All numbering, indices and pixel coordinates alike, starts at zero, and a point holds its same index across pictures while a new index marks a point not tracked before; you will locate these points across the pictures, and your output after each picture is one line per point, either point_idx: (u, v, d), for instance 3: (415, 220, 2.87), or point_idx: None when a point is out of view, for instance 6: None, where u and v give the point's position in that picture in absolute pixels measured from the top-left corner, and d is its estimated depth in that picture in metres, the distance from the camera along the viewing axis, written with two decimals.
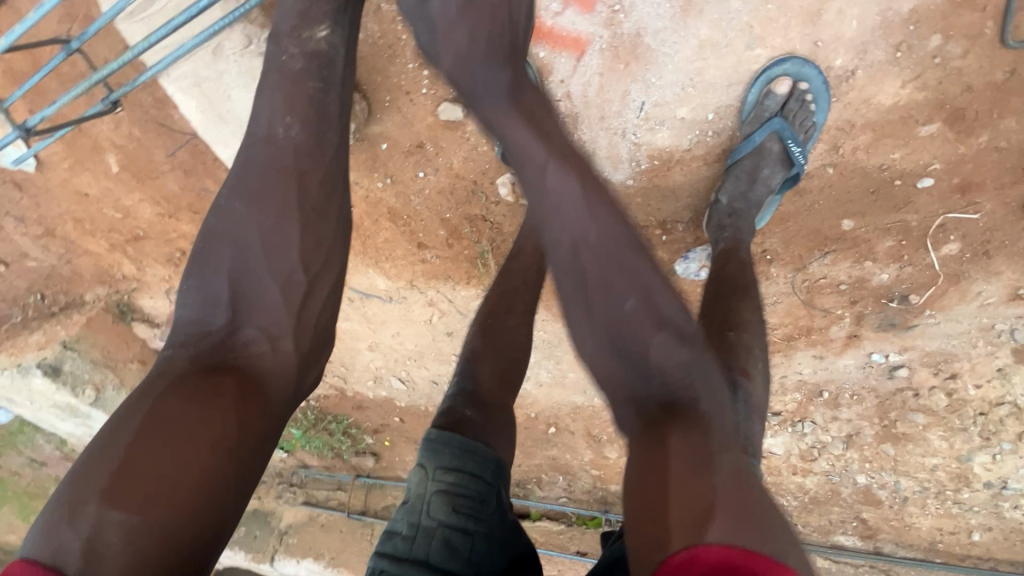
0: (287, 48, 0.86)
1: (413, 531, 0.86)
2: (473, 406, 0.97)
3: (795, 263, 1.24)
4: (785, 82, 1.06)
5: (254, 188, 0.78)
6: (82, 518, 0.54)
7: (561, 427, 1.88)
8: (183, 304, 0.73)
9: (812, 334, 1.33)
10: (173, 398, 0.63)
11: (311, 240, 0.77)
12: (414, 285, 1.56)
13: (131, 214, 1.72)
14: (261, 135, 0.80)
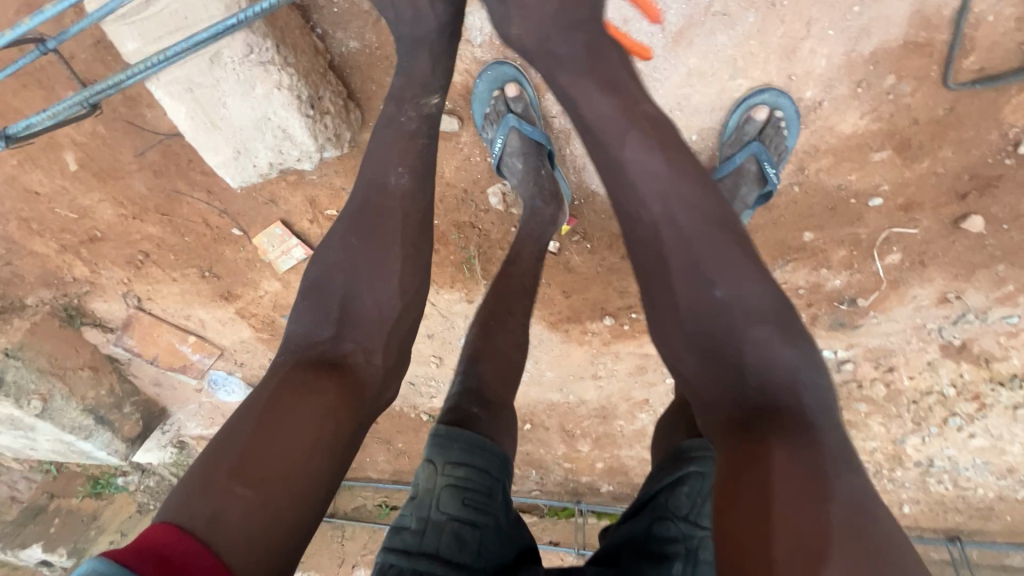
0: (406, 111, 0.93)
1: (421, 525, 0.82)
2: (480, 404, 0.93)
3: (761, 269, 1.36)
4: (763, 109, 1.17)
5: (365, 221, 0.83)
6: (210, 491, 0.59)
7: (536, 424, 1.94)
8: (296, 317, 0.78)
9: None
10: (288, 392, 0.67)
11: (409, 271, 0.82)
12: None
13: (88, 214, 1.62)
14: (371, 180, 0.87)
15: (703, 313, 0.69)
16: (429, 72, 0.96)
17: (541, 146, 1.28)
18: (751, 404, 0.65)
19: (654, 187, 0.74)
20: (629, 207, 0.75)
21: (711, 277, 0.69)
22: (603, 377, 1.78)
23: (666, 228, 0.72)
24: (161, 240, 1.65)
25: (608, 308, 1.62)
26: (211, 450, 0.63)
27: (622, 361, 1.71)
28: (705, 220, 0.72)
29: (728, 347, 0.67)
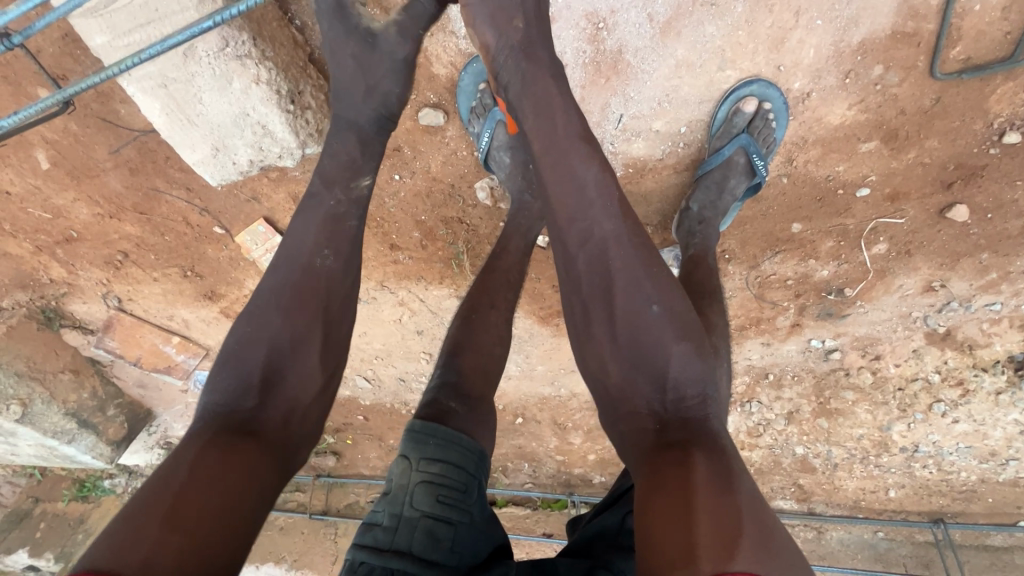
0: (334, 193, 0.88)
1: (394, 521, 0.80)
2: (458, 399, 0.93)
3: (749, 261, 1.37)
4: (752, 101, 1.16)
5: (290, 289, 0.79)
6: (141, 544, 0.53)
7: (528, 418, 1.94)
8: (212, 389, 0.72)
9: (761, 323, 1.48)
10: (214, 449, 0.64)
11: (327, 354, 0.79)
12: (385, 285, 1.55)
13: (63, 214, 1.57)
14: (299, 259, 0.82)
15: (634, 327, 0.71)
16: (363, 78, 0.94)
17: None
18: (663, 416, 0.69)
19: (599, 206, 0.73)
20: (575, 224, 0.73)
21: (643, 298, 0.71)
22: None
23: (607, 244, 0.72)
24: (140, 239, 1.60)
25: None
26: (129, 507, 0.57)
27: None
28: (639, 249, 0.72)
29: (653, 362, 0.70)
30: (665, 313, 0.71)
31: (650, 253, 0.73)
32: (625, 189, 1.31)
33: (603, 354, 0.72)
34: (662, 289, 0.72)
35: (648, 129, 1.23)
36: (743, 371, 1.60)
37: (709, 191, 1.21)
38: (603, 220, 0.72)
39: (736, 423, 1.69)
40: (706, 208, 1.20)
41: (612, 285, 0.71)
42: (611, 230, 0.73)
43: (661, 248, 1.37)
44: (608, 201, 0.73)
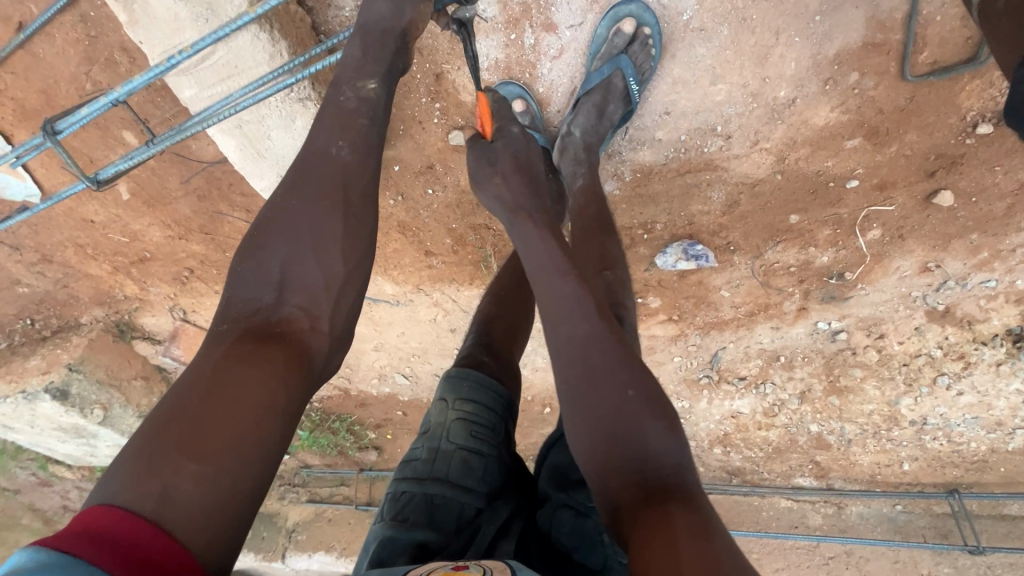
0: (343, 92, 0.92)
1: (433, 453, 0.95)
2: (488, 351, 1.10)
3: (754, 251, 1.49)
4: (630, 22, 1.19)
5: (309, 190, 0.84)
6: (150, 469, 0.59)
7: (555, 407, 2.08)
8: (234, 285, 0.79)
9: (770, 309, 1.60)
10: (232, 362, 0.69)
11: (351, 242, 0.84)
12: (421, 288, 1.73)
13: (138, 237, 1.79)
14: (315, 150, 0.87)
15: (612, 403, 0.73)
16: (362, 55, 0.94)
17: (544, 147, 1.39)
18: (645, 482, 0.69)
19: (574, 308, 0.78)
20: (553, 318, 0.79)
21: (614, 378, 0.74)
22: None
23: (580, 328, 0.77)
24: (205, 257, 1.81)
25: None
26: (143, 426, 0.63)
27: None
28: (614, 346, 0.76)
29: (631, 438, 0.72)
30: (639, 395, 0.73)
31: (624, 349, 0.77)
32: (635, 192, 1.46)
33: (584, 434, 0.74)
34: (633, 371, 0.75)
35: (651, 138, 1.39)
36: (756, 354, 1.72)
37: (587, 113, 1.21)
38: (577, 317, 0.78)
39: (752, 404, 1.81)
40: (588, 132, 1.21)
41: (590, 372, 0.75)
42: (585, 325, 0.77)
43: (670, 243, 1.50)
44: (585, 306, 0.78)
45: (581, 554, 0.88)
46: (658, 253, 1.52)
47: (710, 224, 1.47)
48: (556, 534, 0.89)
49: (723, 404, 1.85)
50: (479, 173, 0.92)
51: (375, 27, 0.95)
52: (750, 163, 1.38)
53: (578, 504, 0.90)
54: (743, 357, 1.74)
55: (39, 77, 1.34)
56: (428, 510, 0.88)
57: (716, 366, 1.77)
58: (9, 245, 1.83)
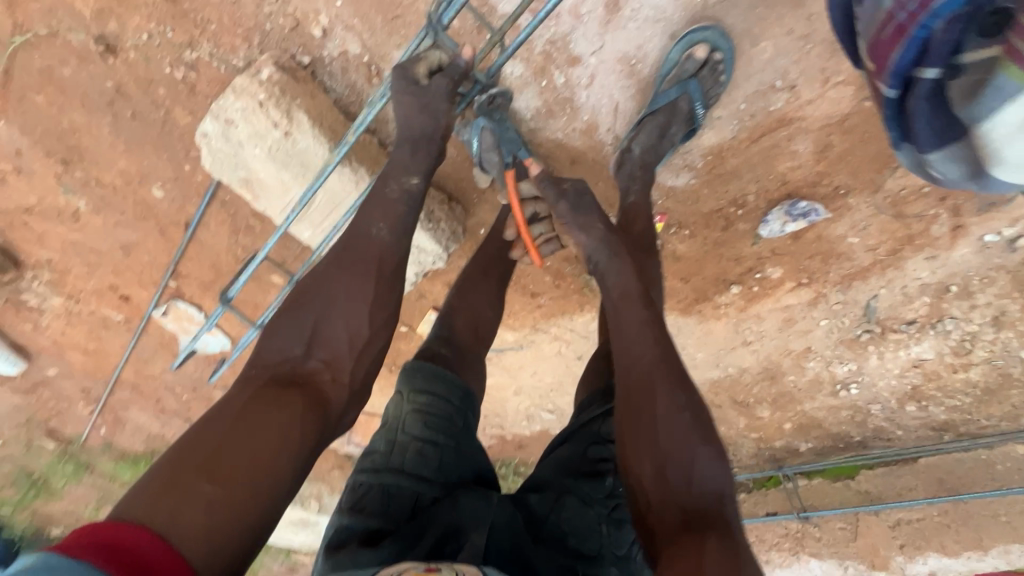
0: (389, 182, 0.98)
1: (389, 446, 0.92)
2: (447, 345, 1.11)
3: (871, 187, 1.37)
4: (703, 48, 1.17)
5: (345, 259, 0.91)
6: (170, 490, 0.64)
7: (707, 404, 1.96)
8: (270, 335, 0.85)
9: (916, 239, 1.44)
10: (258, 403, 0.75)
11: (379, 310, 0.89)
12: (538, 327, 1.87)
13: None
14: (358, 231, 0.93)
15: (671, 422, 0.80)
16: (411, 156, 1.00)
17: (597, 163, 1.36)
18: (688, 505, 0.75)
19: (646, 336, 0.87)
20: (626, 340, 0.89)
21: (671, 401, 0.81)
22: (755, 341, 1.75)
23: (647, 357, 0.85)
24: None
25: (731, 277, 1.59)
26: (173, 451, 0.69)
27: (767, 321, 1.67)
28: (677, 374, 0.83)
29: (679, 458, 0.78)
30: (693, 421, 0.80)
31: (685, 382, 0.83)
32: (712, 174, 1.41)
33: (640, 452, 0.80)
34: (689, 398, 0.82)
35: (711, 119, 1.34)
36: (918, 292, 1.54)
37: (651, 132, 1.22)
38: (654, 344, 0.86)
39: (935, 347, 1.61)
40: (648, 152, 1.22)
41: (652, 397, 0.82)
42: (649, 351, 0.86)
43: (770, 210, 1.43)
44: (656, 335, 0.87)
45: (577, 540, 0.89)
46: (760, 224, 1.45)
47: (807, 177, 1.37)
48: (556, 517, 0.91)
49: (898, 355, 1.65)
50: (574, 223, 1.03)
51: (415, 132, 1.00)
52: (829, 102, 1.26)
53: (583, 494, 0.94)
54: (904, 300, 1.56)
55: (207, 256, 1.71)
56: (385, 498, 0.87)
57: (874, 318, 1.61)
58: (220, 388, 2.29)
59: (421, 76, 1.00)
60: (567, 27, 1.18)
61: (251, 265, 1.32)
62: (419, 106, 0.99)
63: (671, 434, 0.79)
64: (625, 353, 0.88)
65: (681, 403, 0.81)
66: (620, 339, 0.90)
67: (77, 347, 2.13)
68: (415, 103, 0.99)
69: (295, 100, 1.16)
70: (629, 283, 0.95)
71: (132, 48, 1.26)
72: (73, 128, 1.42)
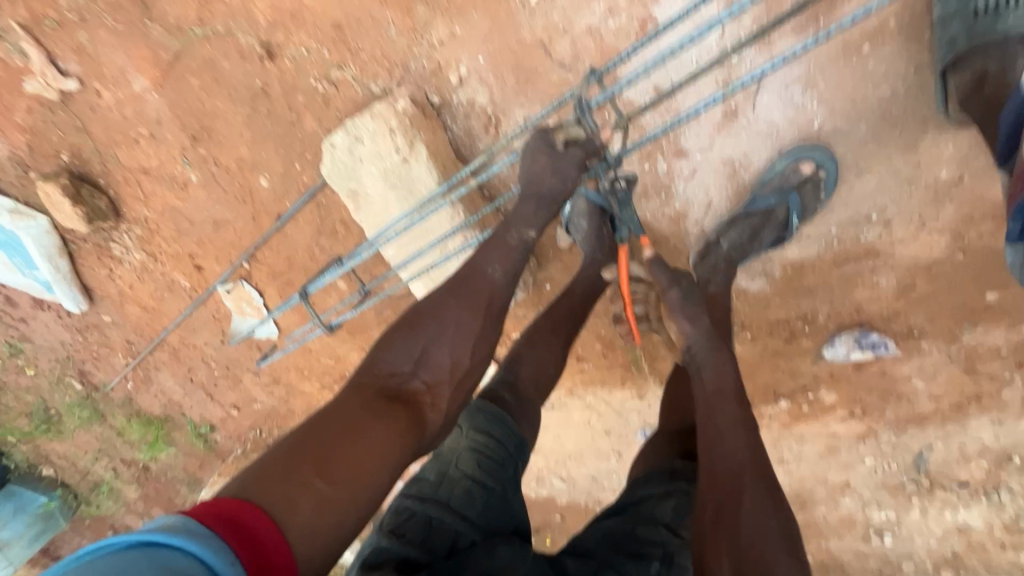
0: (510, 231, 1.05)
1: (440, 477, 0.94)
2: (510, 391, 1.14)
3: (947, 335, 1.35)
4: (809, 164, 1.20)
5: (462, 292, 0.98)
6: (288, 481, 0.67)
7: None
8: (382, 347, 0.91)
9: (983, 399, 1.41)
10: (372, 411, 0.79)
11: (479, 345, 0.96)
12: (573, 392, 1.87)
13: (340, 359, 2.16)
14: (475, 267, 1.02)
15: (757, 527, 0.85)
16: (533, 212, 1.06)
17: (678, 248, 1.39)
18: None
19: (736, 442, 0.95)
20: (717, 433, 0.97)
21: (759, 505, 0.87)
22: (792, 462, 1.69)
23: (740, 465, 0.92)
24: None
25: (782, 390, 1.57)
26: (289, 440, 0.73)
27: (809, 443, 1.63)
28: (760, 471, 0.91)
29: (763, 566, 0.81)
30: (780, 530, 0.85)
31: (774, 494, 0.89)
32: (787, 287, 1.41)
33: (720, 552, 0.85)
34: (775, 507, 0.87)
35: (799, 235, 1.34)
36: (976, 454, 1.48)
37: (741, 232, 1.25)
38: (743, 457, 0.93)
39: (985, 516, 1.54)
40: (736, 249, 1.26)
41: (740, 488, 0.89)
42: (739, 457, 0.93)
43: (838, 333, 1.42)
44: (748, 442, 0.95)
45: None
46: (825, 344, 1.44)
47: (883, 311, 1.37)
48: None
49: (943, 514, 1.58)
50: (682, 308, 1.07)
51: (540, 191, 1.04)
52: (921, 245, 1.28)
53: (622, 573, 0.91)
54: (959, 458, 1.51)
55: (287, 249, 1.81)
56: (425, 530, 0.88)
57: (923, 469, 1.55)
58: (252, 373, 2.34)
59: (557, 142, 1.04)
60: (683, 123, 1.23)
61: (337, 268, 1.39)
62: (552, 168, 1.02)
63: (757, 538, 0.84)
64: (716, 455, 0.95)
65: (762, 510, 0.87)
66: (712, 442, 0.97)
67: (138, 301, 2.25)
68: (549, 165, 1.03)
69: (419, 133, 1.26)
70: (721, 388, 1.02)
71: (289, 57, 1.42)
72: (212, 111, 1.58)
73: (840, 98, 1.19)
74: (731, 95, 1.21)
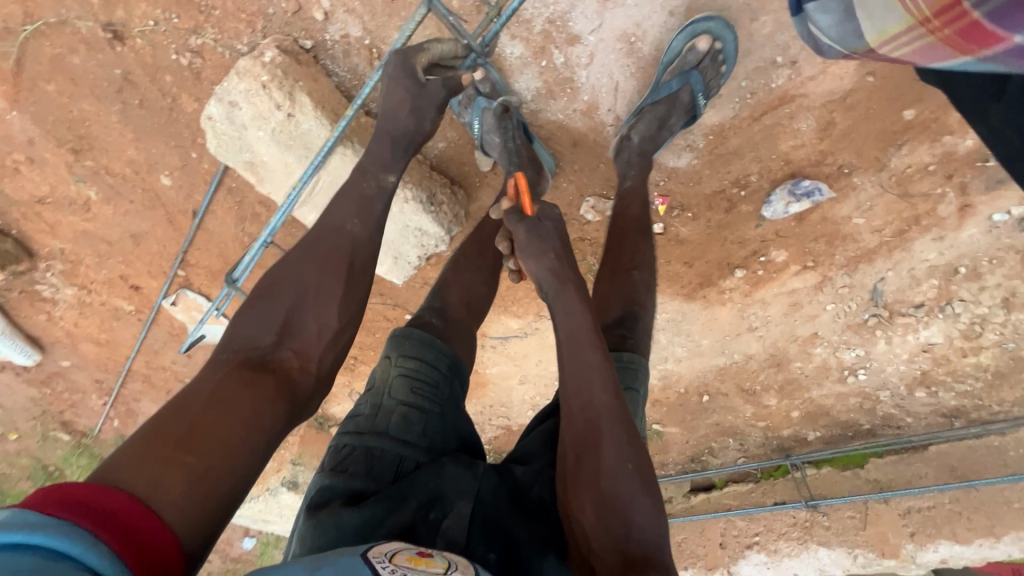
0: (367, 176, 1.00)
1: (374, 409, 0.97)
2: (437, 315, 1.14)
3: (875, 165, 1.36)
4: (706, 39, 1.16)
5: (319, 253, 0.92)
6: (145, 464, 0.65)
7: (714, 393, 1.94)
8: (241, 323, 0.87)
9: (922, 220, 1.44)
10: (232, 385, 0.78)
11: (348, 304, 0.92)
12: (542, 314, 1.88)
13: None
14: (331, 224, 0.95)
15: (613, 471, 0.78)
16: (390, 156, 1.02)
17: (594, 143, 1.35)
18: (628, 555, 0.73)
19: (596, 379, 0.82)
20: (572, 382, 0.83)
21: (617, 447, 0.79)
22: (761, 327, 1.74)
23: (599, 412, 0.81)
24: (360, 343, 2.02)
25: (735, 261, 1.59)
26: (148, 428, 0.70)
27: (772, 306, 1.67)
28: (621, 427, 0.80)
29: (621, 509, 0.76)
30: (637, 469, 0.78)
31: (632, 428, 0.81)
32: (714, 154, 1.41)
33: (583, 497, 0.78)
34: (629, 447, 0.79)
35: (711, 97, 1.33)
36: (926, 275, 1.53)
37: (649, 121, 1.20)
38: (599, 393, 0.82)
39: (944, 331, 1.60)
40: (646, 142, 1.21)
41: (596, 446, 0.79)
42: (597, 402, 0.81)
43: (773, 190, 1.41)
44: (606, 377, 0.82)
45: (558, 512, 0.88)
46: (763, 205, 1.44)
47: (810, 155, 1.36)
48: (539, 489, 0.91)
49: (907, 339, 1.64)
50: (529, 240, 0.88)
51: (392, 127, 1.03)
52: (831, 79, 1.26)
53: None
54: (911, 283, 1.56)
55: (215, 245, 1.73)
56: (368, 460, 0.91)
57: (881, 302, 1.60)
58: None
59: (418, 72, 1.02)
60: (568, 6, 1.19)
61: (255, 249, 1.33)
62: (411, 106, 1.03)
63: (612, 485, 0.77)
64: (568, 401, 0.84)
65: (614, 456, 0.78)
66: (567, 384, 0.84)
67: (90, 338, 2.17)
68: (407, 101, 1.02)
69: (298, 83, 1.18)
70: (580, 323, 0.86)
71: (139, 35, 1.30)
72: (82, 117, 1.45)
73: None
74: None
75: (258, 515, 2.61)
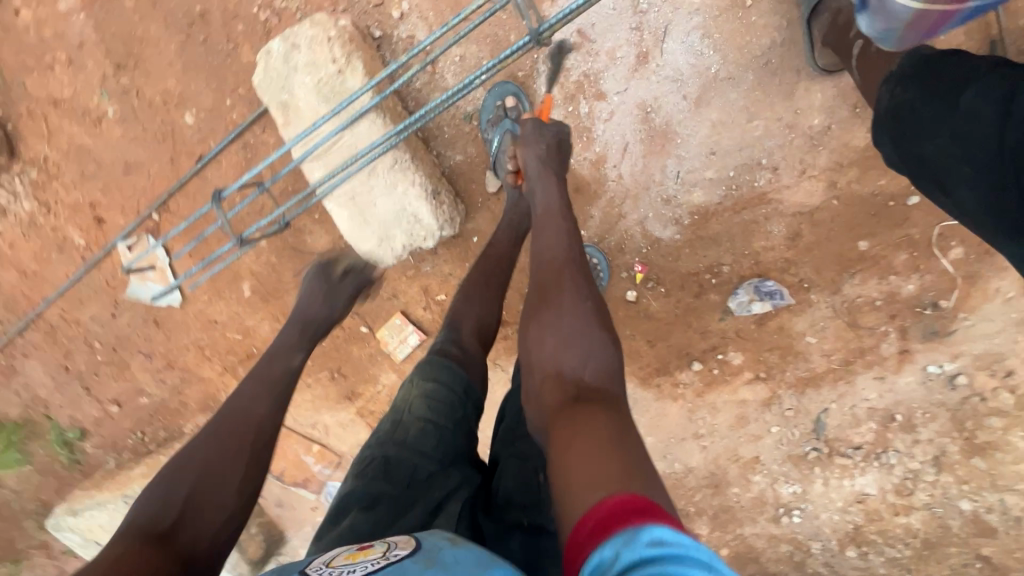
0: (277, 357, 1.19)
1: (394, 424, 1.10)
2: (457, 344, 1.24)
3: (831, 286, 1.50)
4: (582, 257, 1.55)
5: (225, 439, 1.00)
6: None
7: None
8: (139, 513, 0.87)
9: (866, 355, 1.54)
10: (128, 558, 0.76)
11: (254, 467, 0.99)
12: (497, 364, 1.85)
13: (250, 333, 2.03)
14: (242, 415, 1.05)
15: (569, 306, 0.88)
16: (295, 339, 1.26)
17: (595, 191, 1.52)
18: (578, 381, 0.79)
19: (558, 240, 0.99)
20: (539, 248, 1.00)
21: (574, 292, 0.90)
22: (706, 437, 1.71)
23: (561, 264, 0.94)
24: None
25: (694, 352, 1.63)
26: None
27: (721, 414, 1.68)
28: (579, 272, 0.93)
29: (573, 338, 0.84)
30: (594, 308, 0.88)
31: (588, 278, 0.93)
32: (696, 234, 1.52)
33: (541, 336, 0.88)
34: (585, 293, 0.90)
35: (703, 179, 1.47)
36: (866, 415, 1.60)
37: None
38: (559, 246, 0.98)
39: (878, 482, 1.62)
40: None
41: (555, 287, 0.91)
42: (561, 257, 0.96)
43: (740, 284, 1.54)
44: (569, 238, 0.99)
45: (532, 517, 1.01)
46: (730, 296, 1.55)
47: (777, 260, 1.51)
48: (502, 488, 1.06)
49: (843, 485, 1.65)
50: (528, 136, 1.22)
51: (306, 320, 1.32)
52: (803, 192, 1.44)
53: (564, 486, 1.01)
54: (852, 422, 1.61)
55: (204, 196, 1.74)
56: (385, 469, 1.03)
57: (823, 436, 1.63)
58: (144, 351, 2.14)
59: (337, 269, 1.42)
60: (600, 68, 1.40)
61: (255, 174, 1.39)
62: (323, 298, 1.36)
63: (567, 318, 0.87)
64: (537, 261, 0.98)
65: (570, 295, 0.89)
66: (535, 250, 1.01)
67: (13, 265, 2.00)
68: (321, 293, 1.37)
69: (356, 52, 1.32)
70: (556, 202, 1.09)
71: None
72: (144, 37, 1.57)
73: (730, 48, 1.36)
74: (640, 40, 1.37)
75: (92, 534, 2.25)
